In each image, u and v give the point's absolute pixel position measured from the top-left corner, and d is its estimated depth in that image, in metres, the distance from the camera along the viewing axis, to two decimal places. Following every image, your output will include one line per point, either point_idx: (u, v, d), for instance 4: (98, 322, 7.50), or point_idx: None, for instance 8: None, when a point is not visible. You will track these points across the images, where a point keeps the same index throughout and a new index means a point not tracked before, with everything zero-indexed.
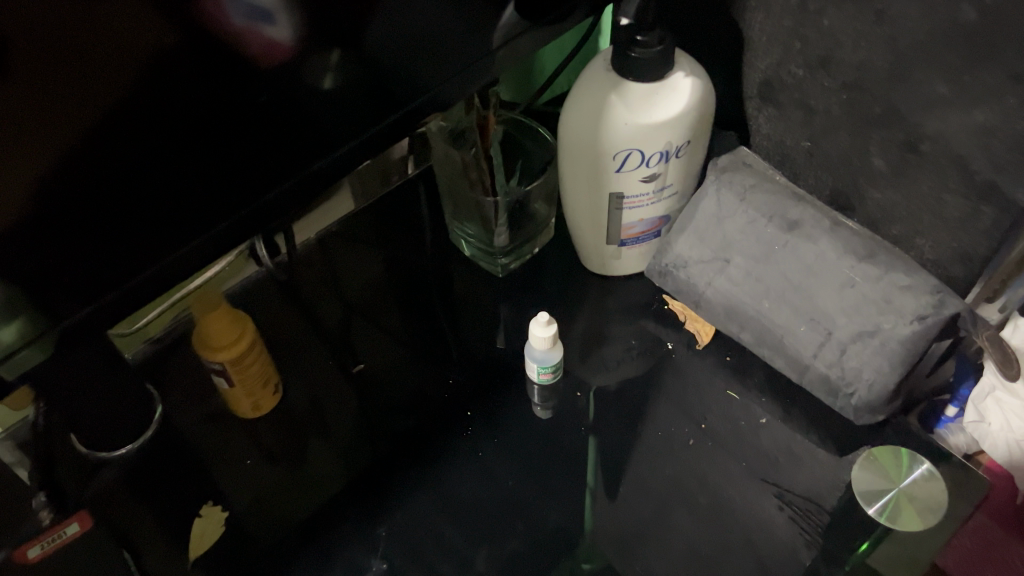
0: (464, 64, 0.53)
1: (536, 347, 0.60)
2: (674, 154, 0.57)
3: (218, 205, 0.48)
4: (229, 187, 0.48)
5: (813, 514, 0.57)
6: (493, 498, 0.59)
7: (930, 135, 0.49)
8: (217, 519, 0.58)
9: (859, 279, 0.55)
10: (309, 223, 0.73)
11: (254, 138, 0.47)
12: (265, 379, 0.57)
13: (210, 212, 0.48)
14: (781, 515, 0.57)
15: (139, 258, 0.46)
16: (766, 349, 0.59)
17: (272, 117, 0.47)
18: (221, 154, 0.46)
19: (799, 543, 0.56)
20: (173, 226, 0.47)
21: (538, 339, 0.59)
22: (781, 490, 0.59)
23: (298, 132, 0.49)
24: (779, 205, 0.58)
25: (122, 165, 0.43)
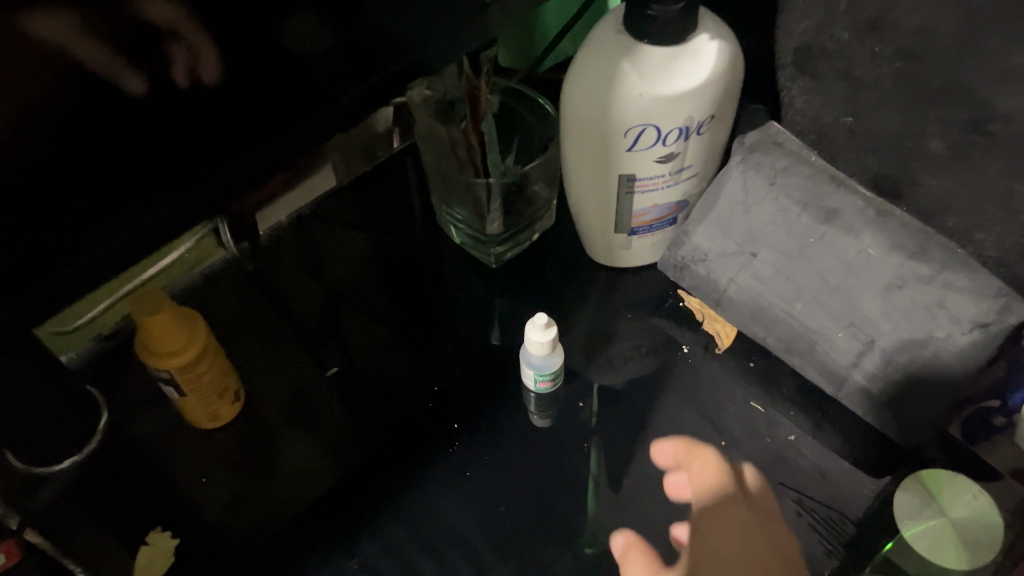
0: (462, 19, 0.43)
1: (533, 352, 0.52)
2: (696, 130, 0.49)
3: (156, 209, 0.37)
4: (175, 183, 0.37)
5: (836, 523, 0.50)
6: (485, 524, 0.51)
7: (1002, 113, 0.41)
8: (165, 547, 0.51)
9: (908, 279, 0.47)
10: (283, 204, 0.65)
11: (213, 116, 0.37)
12: (222, 386, 0.51)
13: (145, 212, 0.37)
14: (801, 522, 0.50)
15: (45, 261, 0.35)
16: (796, 357, 0.52)
17: (240, 94, 0.37)
18: (171, 135, 0.36)
19: (817, 548, 0.49)
20: (110, 214, 0.36)
21: (536, 343, 0.52)
22: (799, 494, 0.51)
23: (268, 112, 0.39)
24: (815, 192, 0.50)
25: (44, 144, 0.32)
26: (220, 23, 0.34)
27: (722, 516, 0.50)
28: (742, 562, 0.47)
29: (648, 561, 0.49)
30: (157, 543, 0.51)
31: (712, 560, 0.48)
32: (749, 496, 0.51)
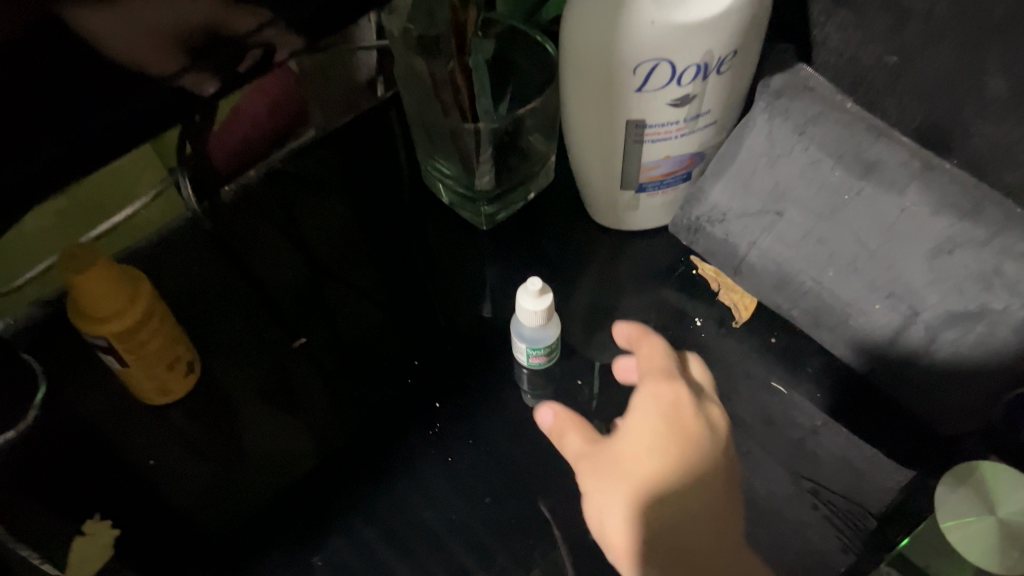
0: None
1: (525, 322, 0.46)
2: (716, 69, 0.42)
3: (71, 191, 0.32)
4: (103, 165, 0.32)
5: (856, 516, 0.44)
6: (467, 520, 0.45)
7: None
8: (105, 538, 0.44)
9: (958, 242, 0.40)
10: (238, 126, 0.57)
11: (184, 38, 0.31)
12: (171, 357, 0.45)
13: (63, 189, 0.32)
14: (814, 513, 0.44)
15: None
16: (825, 332, 0.46)
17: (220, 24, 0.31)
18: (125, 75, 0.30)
19: (833, 545, 0.43)
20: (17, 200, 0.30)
21: (529, 312, 0.45)
22: (816, 486, 0.45)
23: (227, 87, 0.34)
24: (851, 142, 0.44)
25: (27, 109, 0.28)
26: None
27: (662, 400, 0.42)
28: (676, 453, 0.40)
29: (581, 431, 0.43)
30: (95, 534, 0.44)
31: (640, 437, 0.41)
32: (704, 405, 0.43)
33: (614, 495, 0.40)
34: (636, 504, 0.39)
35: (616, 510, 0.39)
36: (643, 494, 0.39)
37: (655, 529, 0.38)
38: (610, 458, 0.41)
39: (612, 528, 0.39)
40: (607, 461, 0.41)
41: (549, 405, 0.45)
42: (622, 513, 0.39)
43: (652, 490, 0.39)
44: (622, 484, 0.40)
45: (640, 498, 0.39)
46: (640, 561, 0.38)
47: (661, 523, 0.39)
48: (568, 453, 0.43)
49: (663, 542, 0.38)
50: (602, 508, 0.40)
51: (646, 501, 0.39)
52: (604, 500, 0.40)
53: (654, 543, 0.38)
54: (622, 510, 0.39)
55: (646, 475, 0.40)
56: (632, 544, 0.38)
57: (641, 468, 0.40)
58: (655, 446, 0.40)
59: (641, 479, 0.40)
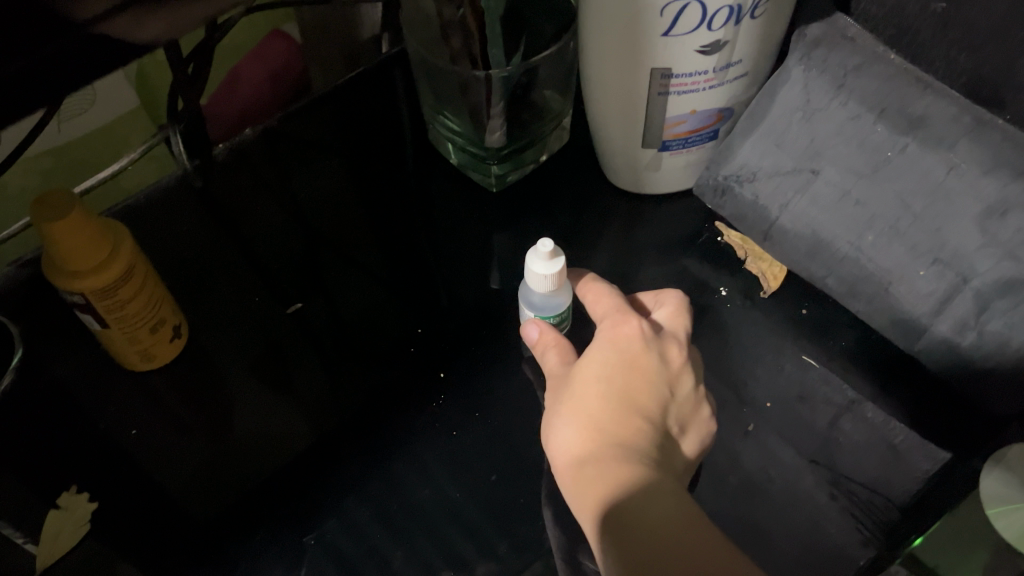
0: None
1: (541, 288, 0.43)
2: (749, 13, 0.39)
3: None
4: None
5: (879, 509, 0.40)
6: (469, 501, 0.42)
7: None
8: (82, 512, 0.41)
9: (1014, 201, 0.37)
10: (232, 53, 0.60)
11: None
12: (155, 320, 0.42)
13: None
14: (834, 507, 0.41)
15: None
16: (863, 301, 0.43)
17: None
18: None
19: (852, 540, 0.40)
20: None
21: (547, 279, 0.42)
22: (837, 476, 0.42)
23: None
24: (896, 94, 0.40)
25: None
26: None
27: (615, 330, 0.41)
28: (618, 377, 0.39)
29: (549, 360, 0.43)
30: (72, 508, 0.41)
31: (588, 362, 0.41)
32: (663, 341, 0.41)
33: (560, 416, 0.39)
34: (574, 423, 0.38)
35: (560, 429, 0.39)
36: (579, 413, 0.39)
37: (586, 443, 0.38)
38: (565, 383, 0.41)
39: (557, 448, 0.39)
40: (560, 387, 0.41)
41: (533, 323, 0.44)
42: (563, 431, 0.39)
43: (585, 408, 0.39)
44: (566, 406, 0.39)
45: (578, 417, 0.39)
46: (572, 473, 0.37)
47: (591, 436, 0.38)
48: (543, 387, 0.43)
49: (591, 452, 0.37)
50: (551, 430, 0.40)
51: (583, 419, 0.38)
52: (552, 423, 0.40)
53: (585, 454, 0.37)
54: (561, 427, 0.39)
55: (584, 394, 0.39)
56: (567, 459, 0.38)
57: (585, 390, 0.39)
58: (599, 369, 0.40)
59: (580, 398, 0.39)
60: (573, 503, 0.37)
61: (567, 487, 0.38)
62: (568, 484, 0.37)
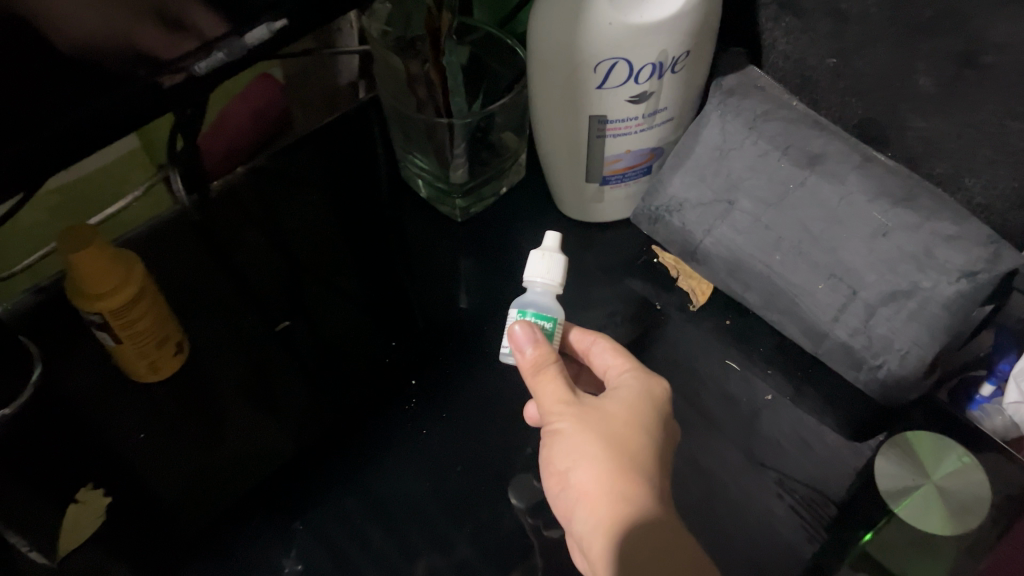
0: None
1: (543, 274, 0.44)
2: (670, 68, 0.46)
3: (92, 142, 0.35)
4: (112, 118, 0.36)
5: (817, 504, 0.47)
6: (438, 489, 0.48)
7: (995, 44, 0.39)
8: (97, 505, 0.47)
9: (893, 226, 0.44)
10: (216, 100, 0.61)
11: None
12: (162, 336, 0.48)
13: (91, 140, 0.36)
14: (782, 506, 0.47)
15: None
16: (775, 312, 0.49)
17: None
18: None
19: (800, 537, 0.46)
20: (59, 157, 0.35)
21: (552, 260, 0.44)
22: (781, 476, 0.48)
23: None
24: (799, 135, 0.47)
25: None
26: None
27: (649, 385, 0.42)
28: (655, 431, 0.40)
29: (560, 382, 0.40)
30: (88, 502, 0.47)
31: (626, 404, 0.41)
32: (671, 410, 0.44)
33: (596, 447, 0.39)
34: (616, 462, 0.38)
35: (595, 461, 0.38)
36: (618, 449, 0.39)
37: (627, 487, 0.38)
38: (599, 413, 0.40)
39: (585, 477, 0.38)
40: (591, 414, 0.40)
41: (522, 322, 0.42)
42: (600, 464, 0.38)
43: (624, 446, 0.39)
44: (604, 439, 0.39)
45: (619, 457, 0.38)
46: (611, 510, 0.37)
47: (631, 476, 0.38)
48: (540, 401, 0.41)
49: (636, 499, 0.37)
50: (581, 456, 0.39)
51: (624, 459, 0.38)
52: (578, 450, 0.39)
53: (627, 499, 0.37)
54: (598, 460, 0.38)
55: (628, 435, 0.39)
56: (604, 497, 0.38)
57: (625, 431, 0.39)
58: (639, 417, 0.40)
59: (617, 434, 0.39)
60: (604, 539, 0.37)
61: (596, 522, 0.38)
62: (604, 519, 0.37)
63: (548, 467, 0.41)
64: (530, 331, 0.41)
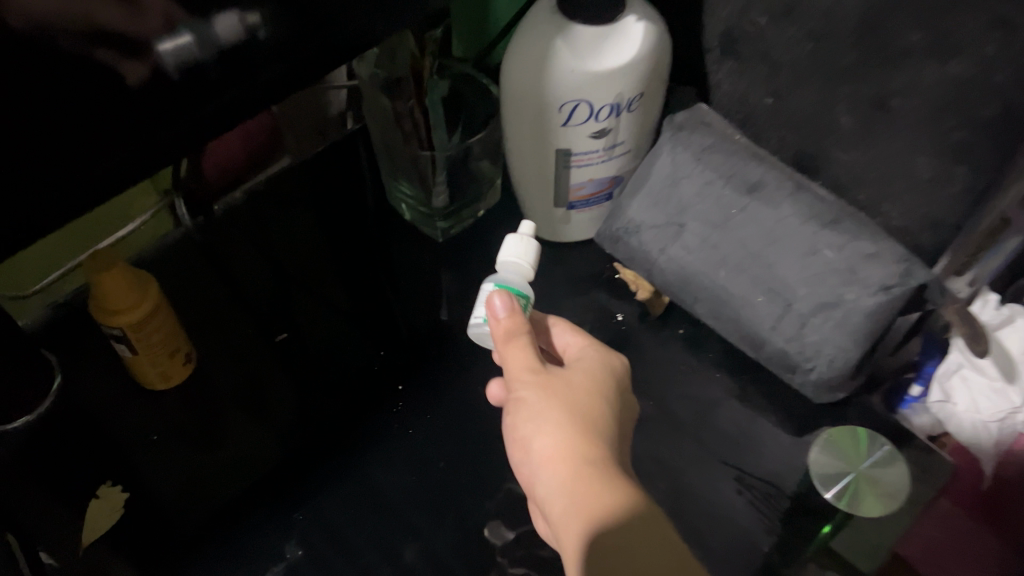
0: None
1: (518, 254, 0.47)
2: (626, 108, 0.52)
3: None
4: None
5: (775, 498, 0.53)
6: (424, 482, 0.54)
7: (901, 90, 0.46)
8: (117, 499, 0.53)
9: (822, 246, 0.51)
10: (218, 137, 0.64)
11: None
12: (173, 348, 0.53)
13: None
14: (741, 500, 0.53)
15: None
16: (721, 322, 0.56)
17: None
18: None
19: (759, 529, 0.52)
20: None
21: (529, 243, 0.48)
22: (742, 473, 0.54)
23: None
24: (739, 166, 0.54)
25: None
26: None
27: (605, 357, 0.46)
28: (609, 398, 0.43)
29: (529, 351, 0.42)
30: (107, 496, 0.52)
31: (582, 375, 0.43)
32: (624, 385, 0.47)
33: (554, 410, 0.41)
34: (573, 423, 0.40)
35: (553, 423, 0.40)
36: (577, 415, 0.41)
37: (585, 446, 0.39)
38: (559, 380, 0.42)
39: (548, 442, 0.40)
40: (551, 380, 0.42)
41: (499, 291, 0.44)
42: (558, 426, 0.40)
43: (587, 417, 0.41)
44: (563, 402, 0.41)
45: (577, 419, 0.40)
46: (570, 473, 0.39)
47: (592, 443, 0.39)
48: (507, 371, 0.43)
49: (595, 456, 0.39)
50: (541, 420, 0.41)
51: (581, 422, 0.40)
52: (541, 417, 0.41)
53: (586, 455, 0.39)
54: (560, 426, 0.40)
55: (584, 400, 0.42)
56: (562, 455, 0.39)
57: (583, 397, 0.42)
58: (596, 385, 0.43)
59: (579, 404, 0.41)
60: (563, 500, 0.39)
61: (558, 481, 0.39)
62: (565, 477, 0.39)
63: (512, 434, 0.42)
64: (508, 300, 0.43)
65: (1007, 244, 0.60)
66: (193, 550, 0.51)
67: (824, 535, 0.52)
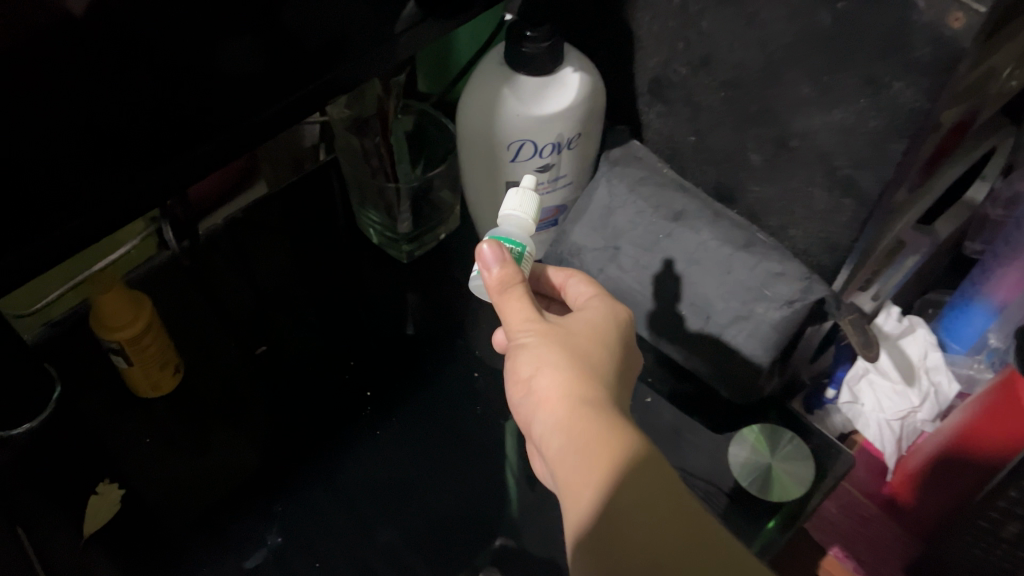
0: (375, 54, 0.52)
1: (518, 208, 0.48)
2: (567, 146, 0.59)
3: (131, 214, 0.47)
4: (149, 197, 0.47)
5: (713, 495, 0.60)
6: (391, 475, 0.61)
7: (798, 132, 0.53)
8: (113, 498, 0.58)
9: (736, 265, 0.58)
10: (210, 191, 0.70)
11: (144, 66, 0.40)
12: (164, 360, 0.59)
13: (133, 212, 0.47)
14: None
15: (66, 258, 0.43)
16: (651, 332, 0.63)
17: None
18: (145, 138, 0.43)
19: None
20: None
21: (526, 196, 0.49)
22: (684, 473, 0.61)
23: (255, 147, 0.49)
24: (666, 197, 0.62)
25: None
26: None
27: (610, 309, 0.47)
28: (610, 346, 0.44)
29: (523, 299, 0.43)
30: (106, 494, 0.58)
31: (584, 325, 0.45)
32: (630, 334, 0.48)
33: (554, 355, 0.42)
34: (572, 368, 0.41)
35: (552, 369, 0.41)
36: (577, 360, 0.42)
37: (583, 390, 0.40)
38: (556, 328, 0.43)
39: (547, 383, 0.41)
40: (550, 327, 0.43)
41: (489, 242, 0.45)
42: (557, 371, 0.41)
43: (587, 360, 0.42)
44: (563, 348, 0.42)
45: (575, 365, 0.41)
46: (567, 411, 0.40)
47: (591, 385, 0.40)
48: (505, 319, 0.44)
49: (593, 400, 0.40)
50: (541, 364, 0.41)
51: (580, 367, 0.41)
52: (540, 358, 0.42)
53: (584, 398, 0.40)
54: (560, 367, 0.41)
55: (584, 347, 0.43)
56: (561, 399, 0.40)
57: (582, 344, 0.43)
58: (597, 334, 0.44)
59: (579, 349, 0.42)
60: (560, 438, 0.39)
61: (557, 421, 0.40)
62: (563, 418, 0.40)
63: (512, 377, 0.43)
64: (497, 252, 0.44)
65: (906, 261, 0.68)
66: (182, 540, 0.57)
67: (772, 529, 0.59)
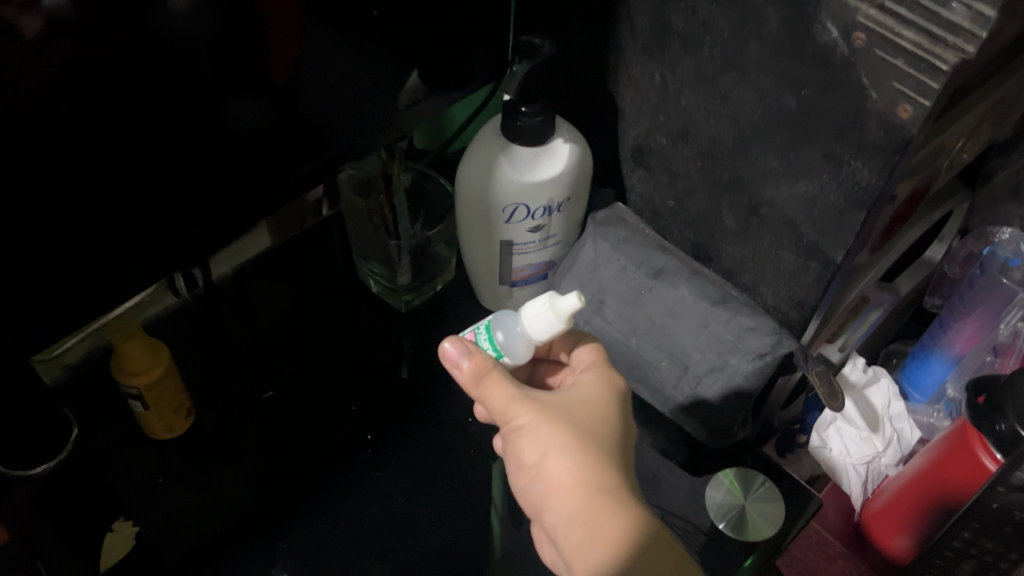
0: (382, 120, 0.58)
1: (535, 326, 0.51)
2: (557, 209, 0.64)
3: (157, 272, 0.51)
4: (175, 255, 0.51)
5: (691, 534, 0.64)
6: (387, 512, 0.65)
7: (768, 201, 0.59)
8: (128, 533, 0.62)
9: (712, 320, 0.63)
10: (225, 256, 0.76)
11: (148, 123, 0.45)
12: (177, 404, 0.63)
13: (159, 269, 0.51)
14: None
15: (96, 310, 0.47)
16: (635, 381, 0.68)
17: (189, 150, 0.48)
18: None
19: None
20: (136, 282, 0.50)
21: (550, 324, 0.50)
22: (664, 512, 0.66)
23: None
24: (648, 255, 0.67)
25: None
26: (197, 108, 0.47)
27: (603, 378, 0.51)
28: (607, 419, 0.48)
29: (503, 384, 0.47)
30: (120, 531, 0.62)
31: (582, 401, 0.49)
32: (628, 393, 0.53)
33: (558, 440, 0.45)
34: (574, 452, 0.44)
35: (558, 455, 0.44)
36: (580, 441, 0.45)
37: (587, 473, 0.44)
38: (554, 411, 0.47)
39: (555, 469, 0.44)
40: (550, 411, 0.47)
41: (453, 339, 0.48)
42: (561, 457, 0.44)
43: (589, 438, 0.45)
44: (564, 431, 0.45)
45: (577, 448, 0.45)
46: (578, 496, 0.43)
47: (596, 466, 0.44)
48: (498, 408, 0.47)
49: (599, 482, 0.44)
50: (546, 451, 0.45)
51: (581, 450, 0.45)
52: (543, 442, 0.45)
53: (591, 481, 0.44)
54: (565, 451, 0.44)
55: (583, 426, 0.46)
56: (569, 483, 0.44)
57: (581, 424, 0.46)
58: (594, 410, 0.48)
59: (580, 429, 0.46)
60: (574, 523, 0.43)
61: (569, 507, 0.44)
62: (574, 503, 0.43)
63: (517, 463, 0.47)
64: (461, 347, 0.48)
65: (870, 316, 0.74)
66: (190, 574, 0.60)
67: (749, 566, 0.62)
